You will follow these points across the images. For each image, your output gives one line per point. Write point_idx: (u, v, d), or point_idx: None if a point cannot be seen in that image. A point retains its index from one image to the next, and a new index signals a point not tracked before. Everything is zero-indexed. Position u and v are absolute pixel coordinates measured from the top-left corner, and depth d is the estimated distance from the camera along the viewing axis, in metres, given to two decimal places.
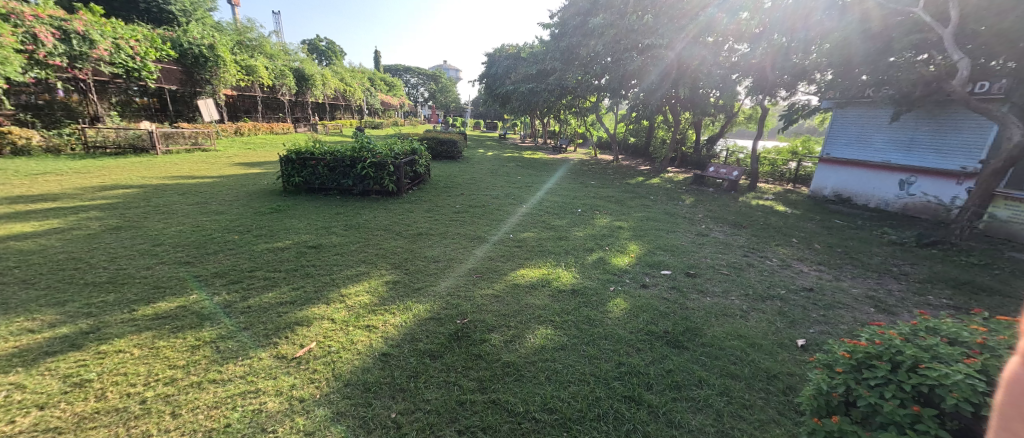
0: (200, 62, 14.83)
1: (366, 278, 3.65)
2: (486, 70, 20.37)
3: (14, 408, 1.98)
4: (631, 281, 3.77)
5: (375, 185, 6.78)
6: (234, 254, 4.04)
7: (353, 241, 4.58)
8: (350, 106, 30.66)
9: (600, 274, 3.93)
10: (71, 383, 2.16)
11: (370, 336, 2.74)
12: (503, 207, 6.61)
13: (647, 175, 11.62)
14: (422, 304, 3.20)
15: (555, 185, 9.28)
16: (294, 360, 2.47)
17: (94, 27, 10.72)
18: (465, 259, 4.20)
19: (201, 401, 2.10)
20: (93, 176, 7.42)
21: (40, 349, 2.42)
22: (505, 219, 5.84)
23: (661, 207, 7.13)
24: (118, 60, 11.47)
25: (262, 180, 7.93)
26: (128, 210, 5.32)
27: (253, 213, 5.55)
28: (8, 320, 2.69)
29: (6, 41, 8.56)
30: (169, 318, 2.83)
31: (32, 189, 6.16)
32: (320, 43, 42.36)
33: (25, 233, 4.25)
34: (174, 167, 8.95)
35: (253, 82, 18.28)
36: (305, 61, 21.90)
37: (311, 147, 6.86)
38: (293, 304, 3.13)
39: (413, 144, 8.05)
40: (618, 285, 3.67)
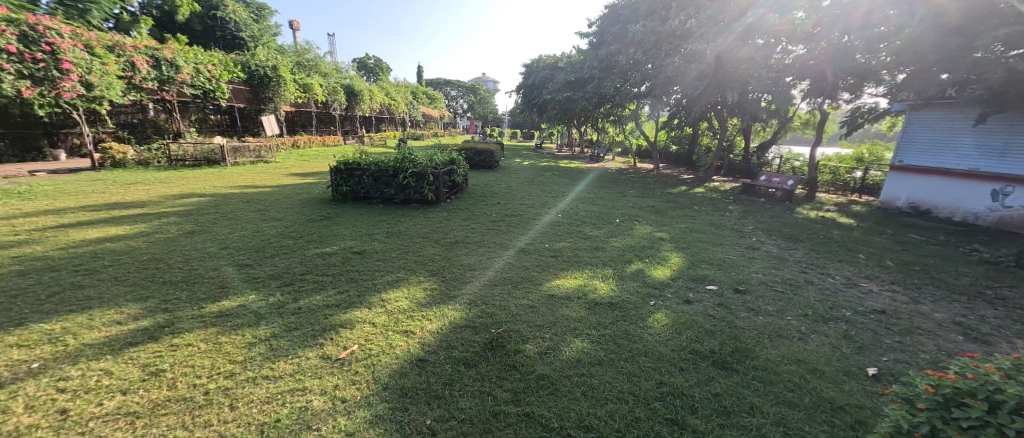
0: (265, 81, 16.23)
1: (405, 284, 3.76)
2: (524, 80, 20.60)
3: (103, 392, 2.21)
4: (674, 296, 3.58)
5: (415, 194, 7.02)
6: (288, 258, 4.32)
7: (394, 248, 4.74)
8: (395, 119, 32.14)
9: (640, 287, 3.77)
10: (148, 372, 2.38)
11: (408, 341, 2.80)
12: (539, 217, 6.57)
13: (690, 184, 11.14)
14: (458, 312, 3.23)
15: (594, 194, 9.13)
16: (338, 361, 2.57)
17: (179, 55, 12.11)
18: (501, 268, 4.21)
19: (255, 395, 2.23)
20: (174, 185, 8.29)
21: (126, 340, 2.70)
22: (540, 229, 5.79)
23: (706, 218, 6.79)
24: (198, 83, 12.82)
25: (314, 189, 8.46)
26: (201, 216, 5.88)
27: (304, 220, 5.91)
28: (101, 312, 3.02)
29: (109, 69, 9.87)
30: (230, 316, 3.06)
31: (124, 197, 6.98)
32: (368, 61, 45.04)
33: (118, 236, 4.80)
34: (240, 177, 9.81)
35: (309, 99, 19.69)
36: (355, 78, 23.33)
37: (358, 158, 7.23)
38: (338, 307, 3.27)
39: (452, 154, 8.24)
40: (659, 300, 3.51)
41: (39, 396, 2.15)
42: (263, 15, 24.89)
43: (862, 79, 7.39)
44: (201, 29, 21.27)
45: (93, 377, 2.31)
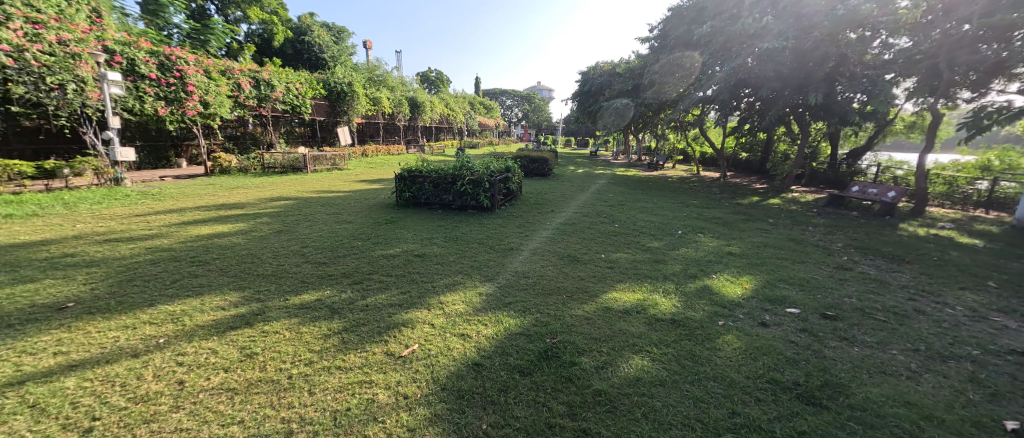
0: (342, 96, 17.86)
1: (462, 288, 3.87)
2: (580, 88, 20.40)
3: (210, 368, 2.53)
4: (747, 317, 3.28)
5: (472, 201, 7.23)
6: (357, 258, 4.67)
7: (451, 252, 4.92)
8: (453, 129, 33.54)
9: (707, 305, 3.51)
10: (244, 354, 2.70)
11: (465, 344, 2.87)
12: (594, 226, 6.41)
13: (765, 195, 10.19)
14: (513, 319, 3.24)
15: (653, 204, 8.72)
16: (400, 358, 2.71)
17: (274, 76, 13.78)
18: (555, 276, 4.16)
19: (328, 384, 2.42)
20: (266, 189, 9.39)
21: (228, 323, 3.09)
22: (595, 238, 5.64)
23: (783, 233, 6.15)
24: (288, 100, 14.46)
25: (380, 195, 9.08)
26: (286, 217, 6.58)
27: (371, 223, 6.34)
28: (210, 298, 3.50)
29: (221, 90, 11.51)
30: (309, 309, 3.37)
31: (227, 199, 8.03)
32: (430, 75, 47.62)
33: (223, 233, 5.53)
34: (318, 183, 10.83)
35: (378, 111, 21.27)
36: (418, 91, 24.80)
37: (420, 166, 7.61)
38: (400, 306, 3.46)
39: (508, 162, 8.36)
40: (729, 320, 3.23)
41: (163, 367, 2.52)
42: (342, 37, 27.48)
43: (989, 73, 6.28)
44: (292, 53, 24.01)
45: (202, 354, 2.67)
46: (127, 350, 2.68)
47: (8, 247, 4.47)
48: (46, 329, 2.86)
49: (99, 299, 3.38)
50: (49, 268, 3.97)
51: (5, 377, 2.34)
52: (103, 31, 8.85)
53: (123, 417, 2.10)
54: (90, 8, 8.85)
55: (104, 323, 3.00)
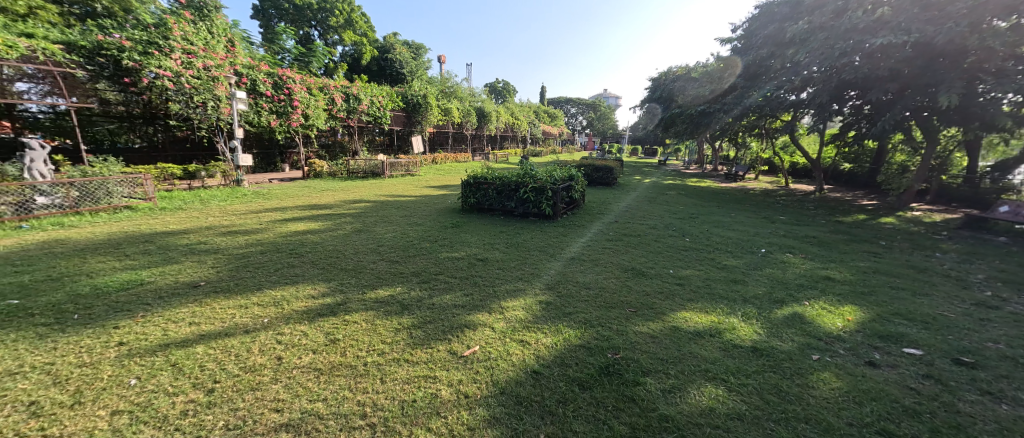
0: (418, 108, 19.16)
1: (523, 295, 3.91)
2: (650, 94, 19.61)
3: (301, 349, 2.87)
4: (849, 354, 2.88)
5: (533, 208, 7.29)
6: (425, 258, 4.96)
7: (513, 259, 5.00)
8: (517, 137, 34.12)
9: (797, 335, 3.15)
10: (329, 339, 3.02)
11: (524, 351, 2.90)
12: (663, 239, 6.08)
13: (874, 213, 8.85)
14: (573, 330, 3.20)
15: (732, 218, 8.03)
16: (462, 357, 2.82)
17: (362, 90, 15.24)
18: (619, 290, 4.03)
19: (397, 375, 2.60)
20: (351, 192, 10.35)
21: (317, 310, 3.48)
22: (663, 252, 5.36)
23: (900, 259, 5.28)
24: (372, 111, 15.88)
25: (447, 200, 9.53)
26: (366, 218, 7.21)
27: (438, 226, 6.69)
28: (303, 287, 3.97)
29: (319, 104, 13.03)
30: (382, 303, 3.66)
31: (318, 200, 9.01)
32: (497, 85, 49.16)
33: (314, 229, 6.25)
34: (394, 187, 11.68)
35: (448, 122, 22.42)
36: (486, 101, 25.71)
37: (485, 173, 7.88)
38: (464, 307, 3.61)
39: (571, 170, 8.29)
40: (826, 355, 2.86)
41: (267, 344, 2.92)
42: (420, 53, 29.49)
43: None
44: (377, 69, 26.26)
45: (296, 336, 3.04)
46: (240, 325, 3.15)
47: (158, 235, 5.48)
48: (184, 303, 3.47)
49: (222, 281, 4.02)
50: (187, 252, 4.81)
51: (157, 339, 2.88)
52: (234, 57, 10.48)
53: (236, 383, 2.46)
54: (226, 39, 10.65)
55: (225, 301, 3.55)
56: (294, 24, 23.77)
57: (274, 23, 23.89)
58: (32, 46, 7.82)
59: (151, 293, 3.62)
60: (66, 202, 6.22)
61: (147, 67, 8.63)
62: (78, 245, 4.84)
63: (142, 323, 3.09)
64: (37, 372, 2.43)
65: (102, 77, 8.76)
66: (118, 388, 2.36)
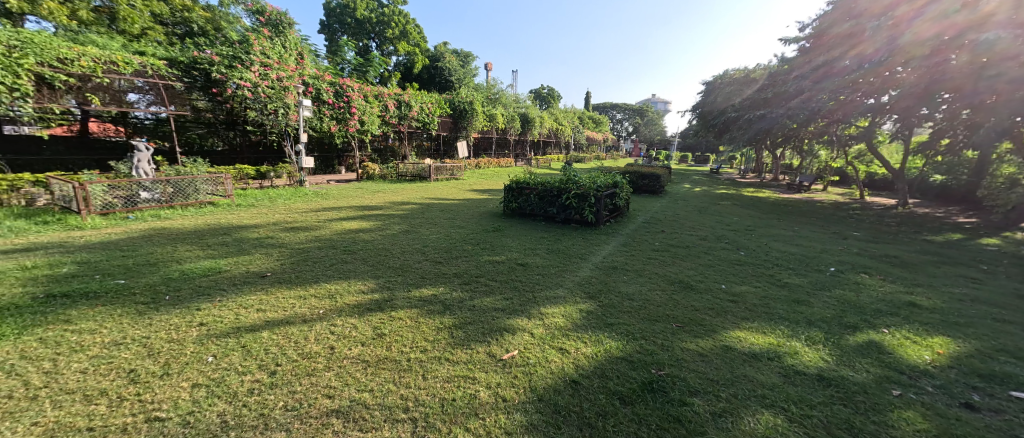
0: (464, 114, 19.68)
1: (562, 302, 3.88)
2: (703, 98, 18.74)
3: (351, 341, 3.05)
4: (939, 393, 2.57)
5: (576, 215, 7.22)
6: (467, 261, 5.08)
7: (554, 265, 4.99)
8: (560, 143, 33.95)
9: (872, 366, 2.86)
10: (376, 333, 3.19)
11: (563, 359, 2.89)
12: (714, 252, 5.78)
13: (970, 232, 7.81)
14: (614, 341, 3.14)
15: (795, 232, 7.44)
16: (500, 361, 2.85)
17: (412, 97, 15.96)
18: (664, 303, 3.89)
19: (437, 373, 2.69)
20: (400, 195, 10.83)
21: (366, 305, 3.69)
22: (713, 266, 5.10)
23: (1006, 287, 4.61)
24: (422, 118, 16.55)
25: (489, 204, 9.69)
26: (412, 219, 7.51)
27: (480, 230, 6.81)
28: (354, 282, 4.22)
29: (374, 111, 13.80)
30: (425, 302, 3.79)
31: (370, 201, 9.51)
32: (542, 91, 49.33)
33: (365, 228, 6.62)
34: (440, 191, 12.06)
35: (493, 128, 22.80)
36: (530, 107, 25.89)
37: (528, 178, 7.93)
38: (503, 311, 3.65)
39: (616, 176, 8.11)
40: (910, 391, 2.58)
41: (321, 333, 3.14)
42: (468, 61, 30.35)
43: None
44: (427, 77, 27.27)
45: (347, 328, 3.24)
46: (300, 315, 3.41)
47: (231, 228, 6.07)
48: (254, 290, 3.83)
49: (285, 272, 4.38)
50: (255, 245, 5.30)
51: (231, 322, 3.20)
52: (303, 69, 11.42)
53: (295, 368, 2.67)
54: (297, 53, 11.64)
55: (287, 291, 3.87)
56: (354, 37, 25.60)
57: (338, 37, 25.99)
58: (144, 62, 9.11)
59: (226, 280, 4.03)
60: (163, 196, 7.06)
61: (231, 79, 9.60)
62: (168, 236, 5.47)
63: (219, 307, 3.45)
64: (135, 343, 2.79)
65: (195, 88, 10.05)
66: (197, 363, 2.65)
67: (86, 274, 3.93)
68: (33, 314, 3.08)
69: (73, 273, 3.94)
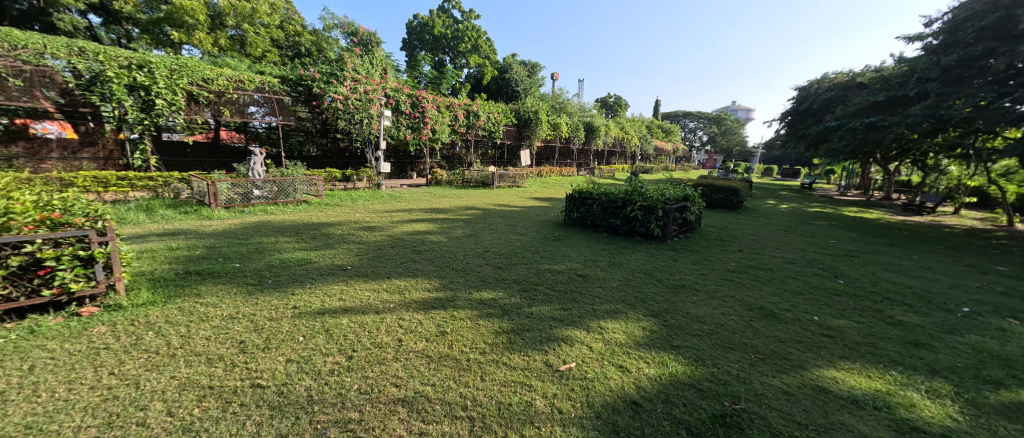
0: (529, 122, 19.97)
1: (623, 318, 3.77)
2: (794, 105, 16.98)
3: (416, 336, 3.25)
4: None
5: (641, 227, 6.95)
6: (527, 268, 5.14)
7: (615, 279, 4.85)
8: (626, 152, 32.93)
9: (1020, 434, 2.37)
10: (439, 330, 3.37)
11: (623, 377, 2.80)
12: (804, 278, 5.19)
13: None
14: (681, 365, 2.97)
15: (910, 261, 6.40)
16: (557, 372, 2.85)
17: (481, 107, 16.61)
18: (740, 330, 3.58)
19: (495, 376, 2.77)
20: (465, 200, 11.27)
21: (431, 302, 3.92)
22: (802, 293, 4.59)
23: None
24: (488, 126, 17.14)
25: (550, 212, 9.70)
26: (475, 224, 7.80)
27: (541, 238, 6.87)
28: (420, 280, 4.50)
29: (445, 120, 14.59)
30: (484, 305, 3.91)
31: (438, 205, 10.04)
32: (609, 100, 48.36)
33: (432, 230, 7.01)
34: (503, 198, 12.33)
35: (556, 136, 22.85)
36: (595, 116, 25.49)
37: (591, 188, 7.83)
38: (560, 321, 3.64)
39: (687, 189, 7.65)
40: None
41: (391, 326, 3.38)
42: (535, 71, 30.84)
43: None
44: (496, 88, 27.99)
45: (414, 323, 3.46)
46: (373, 306, 3.72)
47: (319, 224, 6.82)
48: (335, 281, 4.26)
49: (362, 267, 4.81)
50: (338, 240, 5.90)
51: (317, 308, 3.60)
52: (385, 82, 12.49)
53: (368, 355, 2.92)
54: (381, 68, 12.75)
55: (363, 284, 4.24)
56: (431, 52, 27.57)
57: (417, 53, 28.23)
58: (264, 80, 11.24)
59: (316, 270, 4.55)
60: (270, 194, 8.13)
61: (327, 93, 11.01)
62: (270, 228, 6.31)
63: (308, 293, 3.90)
64: (245, 319, 3.26)
65: (300, 101, 11.79)
66: (290, 341, 3.01)
67: (211, 257, 4.68)
68: (175, 286, 3.76)
69: (203, 255, 4.73)
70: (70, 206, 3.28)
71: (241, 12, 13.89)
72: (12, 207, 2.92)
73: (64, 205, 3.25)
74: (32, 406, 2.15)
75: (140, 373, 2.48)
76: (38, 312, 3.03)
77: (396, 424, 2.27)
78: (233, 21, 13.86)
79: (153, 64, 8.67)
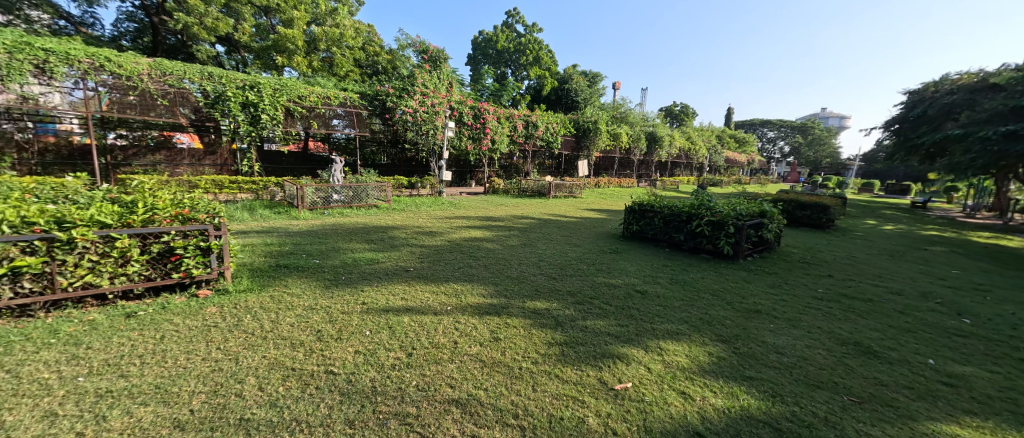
0: (588, 132, 19.77)
1: (687, 340, 3.58)
2: (901, 112, 14.91)
3: (471, 340, 3.37)
4: None
5: (707, 244, 6.54)
6: (582, 280, 5.08)
7: (678, 298, 4.61)
8: (691, 163, 31.18)
9: None
10: (493, 336, 3.46)
11: (686, 405, 2.66)
12: (912, 313, 4.51)
13: None
14: (754, 400, 2.74)
15: None
16: (612, 390, 2.78)
17: (540, 118, 16.80)
18: (828, 367, 3.21)
19: (546, 387, 2.78)
20: (522, 209, 11.41)
21: (486, 308, 4.04)
22: (910, 331, 3.98)
23: None
24: (546, 137, 17.26)
25: (607, 224, 9.50)
26: (531, 233, 7.88)
27: (597, 250, 6.75)
28: (477, 285, 4.66)
29: (504, 131, 14.96)
30: (538, 315, 3.94)
31: (495, 213, 10.29)
32: (675, 109, 46.22)
33: (488, 238, 7.23)
34: (559, 208, 12.29)
35: (616, 147, 22.33)
36: (659, 125, 24.48)
37: (652, 200, 7.56)
38: (617, 338, 3.55)
39: (763, 204, 7.05)
40: None
41: (448, 328, 3.53)
42: (596, 81, 30.54)
43: None
44: (555, 98, 27.51)
45: (469, 327, 3.59)
46: (432, 308, 3.93)
47: (386, 228, 7.34)
48: (399, 281, 4.57)
49: (423, 269, 5.09)
50: (402, 243, 6.32)
51: (382, 305, 3.89)
52: (451, 96, 13.15)
53: (426, 354, 3.09)
54: (448, 82, 13.46)
55: (423, 286, 4.49)
56: (494, 65, 28.84)
57: (482, 66, 29.69)
58: (347, 97, 12.34)
59: (382, 270, 4.92)
60: (346, 198, 8.93)
61: (399, 107, 11.83)
62: (345, 229, 6.93)
63: (375, 291, 4.22)
64: (323, 311, 3.62)
65: (375, 115, 12.77)
66: (358, 334, 3.28)
67: (296, 252, 5.26)
68: (268, 277, 4.29)
69: (291, 250, 5.34)
70: (196, 204, 3.90)
71: (331, 37, 15.59)
72: (157, 204, 3.57)
73: (192, 203, 3.88)
74: (159, 369, 2.57)
75: (239, 350, 2.86)
76: (169, 291, 3.63)
77: (449, 423, 2.36)
78: (324, 45, 15.60)
79: (261, 85, 10.29)
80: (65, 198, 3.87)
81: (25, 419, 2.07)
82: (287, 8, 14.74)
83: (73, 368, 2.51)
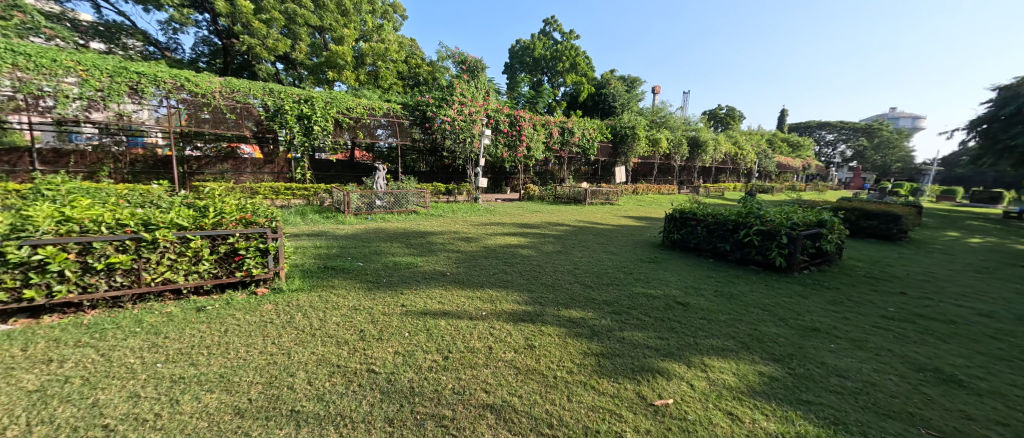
0: (625, 138, 19.38)
1: (734, 358, 3.40)
2: (987, 111, 13.35)
3: (506, 346, 3.40)
4: None
5: (757, 254, 6.18)
6: (619, 289, 4.97)
7: (724, 312, 4.39)
8: (737, 169, 29.62)
9: None
10: (528, 343, 3.47)
11: (733, 428, 2.53)
12: (1004, 339, 3.99)
13: None
14: (812, 427, 2.55)
15: None
16: (652, 406, 2.70)
17: (576, 125, 16.72)
18: (902, 397, 2.91)
19: (582, 398, 2.74)
20: (557, 216, 11.36)
21: (521, 314, 4.07)
22: (1004, 360, 3.53)
23: None
24: (583, 143, 17.12)
25: (646, 232, 9.24)
26: (567, 240, 7.82)
27: (636, 259, 6.58)
28: (512, 291, 4.70)
29: (540, 137, 15.00)
30: (573, 323, 3.91)
31: (530, 220, 10.32)
32: (719, 113, 44.30)
33: (523, 244, 7.28)
34: (595, 215, 12.12)
35: (655, 153, 21.70)
36: (702, 130, 23.51)
37: (695, 208, 7.29)
38: (656, 351, 3.44)
39: (821, 213, 6.56)
40: None
41: (483, 333, 3.59)
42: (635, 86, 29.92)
43: None
44: (592, 104, 27.38)
45: (504, 333, 3.63)
46: (469, 312, 4.01)
47: (425, 233, 7.57)
48: (436, 285, 4.71)
49: (459, 274, 5.20)
50: (439, 248, 6.50)
51: (420, 308, 4.02)
52: (488, 104, 13.43)
53: (462, 358, 3.15)
54: (485, 91, 13.76)
55: (460, 290, 4.58)
56: (531, 73, 29.20)
57: (518, 74, 30.16)
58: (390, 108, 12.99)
59: (420, 273, 5.09)
60: (388, 204, 9.32)
61: (439, 116, 12.25)
62: (386, 234, 7.23)
63: (415, 294, 4.38)
64: (366, 311, 3.80)
65: (415, 124, 13.28)
66: (398, 335, 3.42)
67: (341, 255, 5.57)
68: (317, 278, 4.57)
69: (337, 253, 5.67)
70: (257, 209, 4.25)
71: (377, 52, 16.46)
72: (225, 209, 3.93)
73: (254, 208, 4.23)
74: (223, 359, 2.81)
75: (291, 346, 3.07)
76: (232, 288, 3.97)
77: (484, 428, 2.40)
78: (370, 59, 16.48)
79: (314, 99, 11.13)
80: (150, 203, 4.36)
81: (115, 398, 2.34)
82: (338, 26, 15.76)
83: (154, 354, 2.81)
